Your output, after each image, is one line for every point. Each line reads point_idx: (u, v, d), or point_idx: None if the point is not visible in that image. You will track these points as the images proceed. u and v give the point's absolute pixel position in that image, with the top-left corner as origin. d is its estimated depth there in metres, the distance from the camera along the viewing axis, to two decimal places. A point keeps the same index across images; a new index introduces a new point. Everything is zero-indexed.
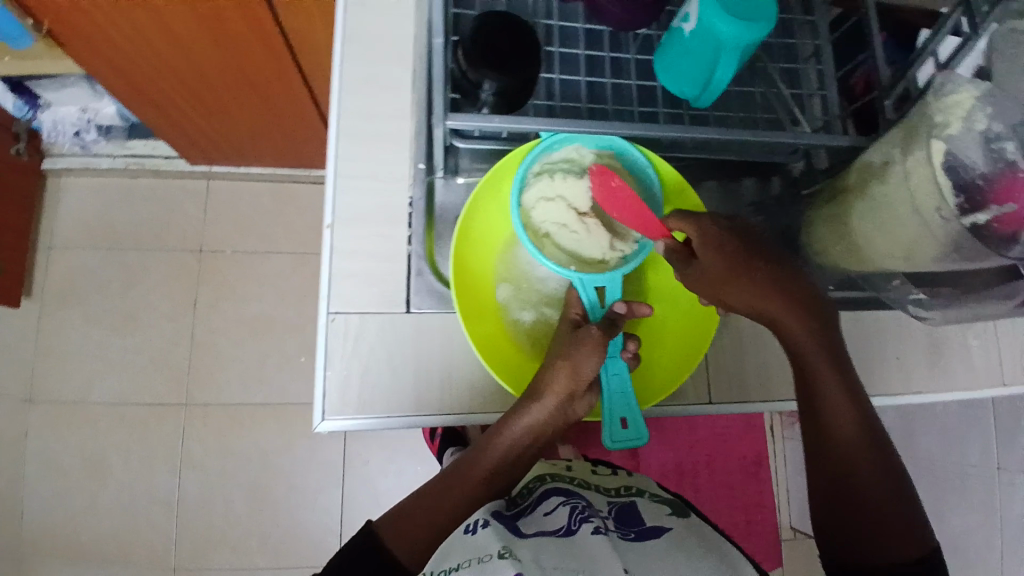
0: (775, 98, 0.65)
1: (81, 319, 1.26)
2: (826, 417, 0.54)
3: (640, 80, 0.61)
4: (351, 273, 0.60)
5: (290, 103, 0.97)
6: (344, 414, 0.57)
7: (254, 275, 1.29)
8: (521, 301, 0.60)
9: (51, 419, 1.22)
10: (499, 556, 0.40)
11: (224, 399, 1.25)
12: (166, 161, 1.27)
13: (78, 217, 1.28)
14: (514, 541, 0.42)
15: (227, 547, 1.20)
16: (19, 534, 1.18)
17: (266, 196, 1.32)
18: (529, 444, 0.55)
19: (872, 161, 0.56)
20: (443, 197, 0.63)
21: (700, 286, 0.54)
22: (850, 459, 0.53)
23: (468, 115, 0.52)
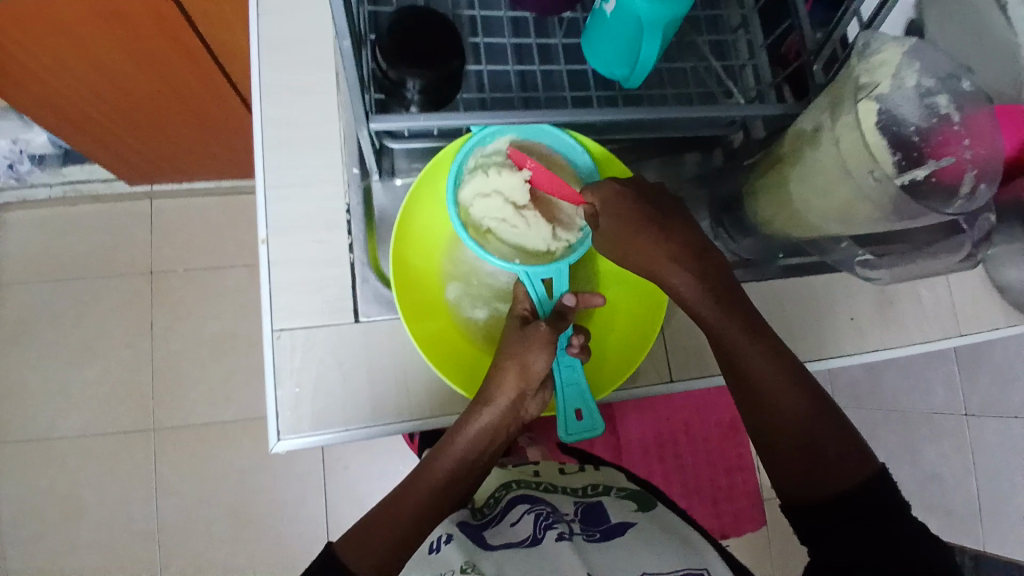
0: (706, 72, 0.65)
1: (36, 356, 1.22)
2: (758, 384, 0.51)
3: (569, 65, 0.60)
4: (293, 287, 0.58)
5: (224, 115, 0.95)
6: (299, 432, 0.56)
7: (211, 292, 1.26)
8: (472, 299, 0.59)
9: (15, 462, 1.18)
10: (461, 571, 0.40)
11: (194, 421, 1.22)
12: (105, 184, 1.21)
13: (21, 251, 1.24)
14: (478, 556, 0.43)
15: (213, 570, 1.18)
16: None
17: (214, 210, 1.29)
18: (488, 445, 0.54)
19: (806, 127, 0.56)
20: (381, 199, 0.62)
21: (602, 246, 0.54)
22: (788, 419, 0.51)
23: (393, 115, 0.51)
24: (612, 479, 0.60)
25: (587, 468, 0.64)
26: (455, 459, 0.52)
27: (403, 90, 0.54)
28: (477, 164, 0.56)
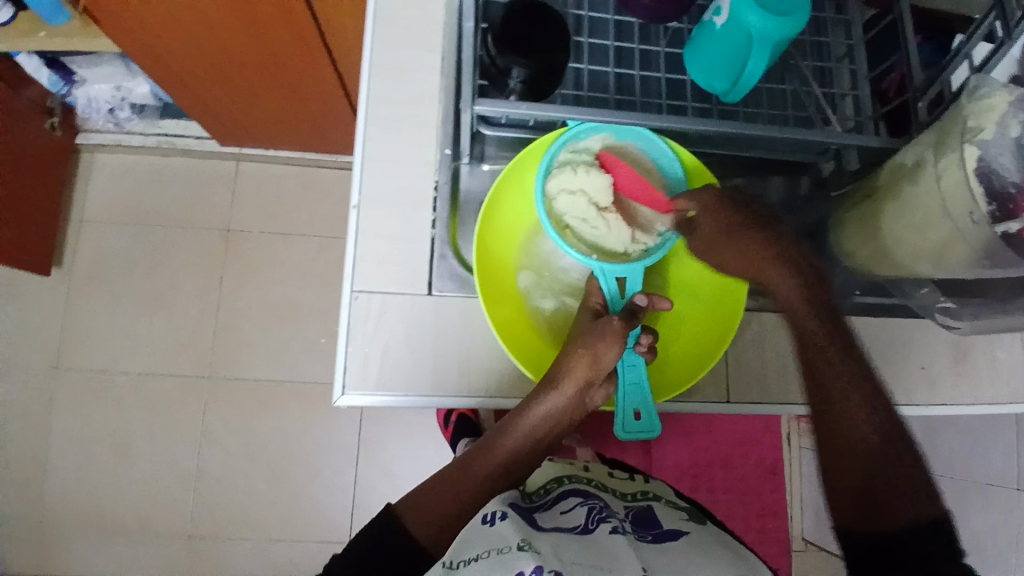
0: (806, 96, 0.65)
1: (109, 294, 1.29)
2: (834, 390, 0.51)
3: (669, 73, 0.61)
4: (375, 254, 0.61)
5: (319, 89, 0.99)
6: (363, 390, 0.58)
7: (279, 256, 1.31)
8: (542, 289, 0.61)
9: (77, 388, 1.25)
10: (519, 548, 0.41)
11: (247, 375, 1.27)
12: (197, 141, 1.28)
13: (111, 193, 1.31)
14: (532, 536, 0.43)
15: (244, 519, 1.23)
16: (44, 497, 1.21)
17: (292, 179, 1.34)
18: (547, 431, 0.56)
19: (904, 162, 0.56)
20: (467, 182, 0.64)
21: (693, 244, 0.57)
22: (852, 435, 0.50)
23: (496, 100, 0.53)
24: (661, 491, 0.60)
25: (635, 477, 0.63)
26: (519, 439, 0.56)
27: (507, 77, 0.56)
28: (567, 160, 0.57)
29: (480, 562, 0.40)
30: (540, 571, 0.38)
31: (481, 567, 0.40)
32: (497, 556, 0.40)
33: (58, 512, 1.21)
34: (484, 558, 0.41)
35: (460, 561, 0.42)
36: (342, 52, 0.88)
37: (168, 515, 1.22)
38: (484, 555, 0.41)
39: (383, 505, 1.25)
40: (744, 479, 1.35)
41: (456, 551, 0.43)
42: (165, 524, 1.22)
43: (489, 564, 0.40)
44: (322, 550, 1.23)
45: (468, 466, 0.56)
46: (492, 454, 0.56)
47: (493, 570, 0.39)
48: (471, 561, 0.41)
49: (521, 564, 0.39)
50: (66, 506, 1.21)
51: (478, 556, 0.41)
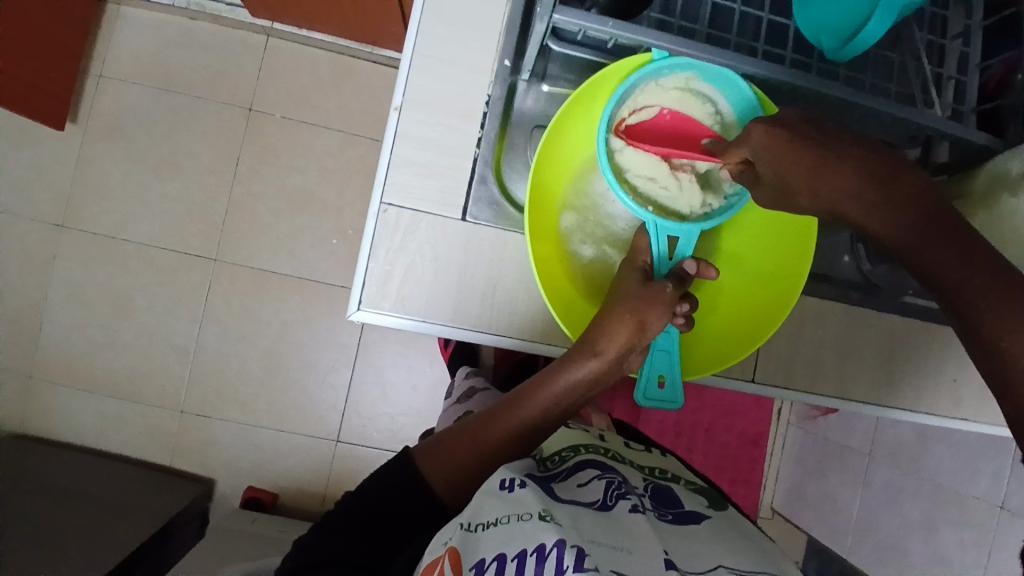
0: (913, 71, 0.58)
1: (122, 155, 1.24)
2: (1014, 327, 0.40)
3: (772, 15, 0.54)
4: (413, 163, 0.56)
5: None
6: (379, 308, 0.55)
7: (301, 144, 1.25)
8: (584, 235, 0.56)
9: (82, 247, 1.22)
10: (540, 517, 0.40)
11: (253, 263, 1.24)
12: (228, 8, 1.19)
13: (133, 47, 1.24)
14: (553, 506, 0.42)
15: (235, 404, 1.23)
16: (41, 349, 1.21)
17: (324, 64, 1.26)
18: (579, 394, 0.54)
19: (1007, 169, 0.50)
20: (523, 102, 0.58)
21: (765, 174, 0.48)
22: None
23: (579, 12, 0.47)
24: (677, 470, 0.62)
25: (651, 451, 0.66)
26: (548, 398, 0.53)
27: None
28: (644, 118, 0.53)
29: (498, 528, 0.40)
30: (562, 544, 0.37)
31: (500, 533, 0.39)
32: (514, 523, 0.40)
33: (54, 366, 1.21)
34: (503, 523, 0.40)
35: (479, 524, 0.41)
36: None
37: (160, 386, 1.22)
38: (503, 520, 0.40)
39: (373, 412, 1.25)
40: (729, 446, 1.35)
41: (473, 514, 0.43)
42: (157, 395, 1.22)
43: (508, 531, 0.39)
44: (307, 444, 1.24)
45: (487, 420, 0.54)
46: (516, 413, 0.53)
47: (511, 539, 0.38)
48: (489, 525, 0.41)
49: (542, 536, 0.38)
50: (62, 362, 1.21)
51: (496, 521, 0.41)
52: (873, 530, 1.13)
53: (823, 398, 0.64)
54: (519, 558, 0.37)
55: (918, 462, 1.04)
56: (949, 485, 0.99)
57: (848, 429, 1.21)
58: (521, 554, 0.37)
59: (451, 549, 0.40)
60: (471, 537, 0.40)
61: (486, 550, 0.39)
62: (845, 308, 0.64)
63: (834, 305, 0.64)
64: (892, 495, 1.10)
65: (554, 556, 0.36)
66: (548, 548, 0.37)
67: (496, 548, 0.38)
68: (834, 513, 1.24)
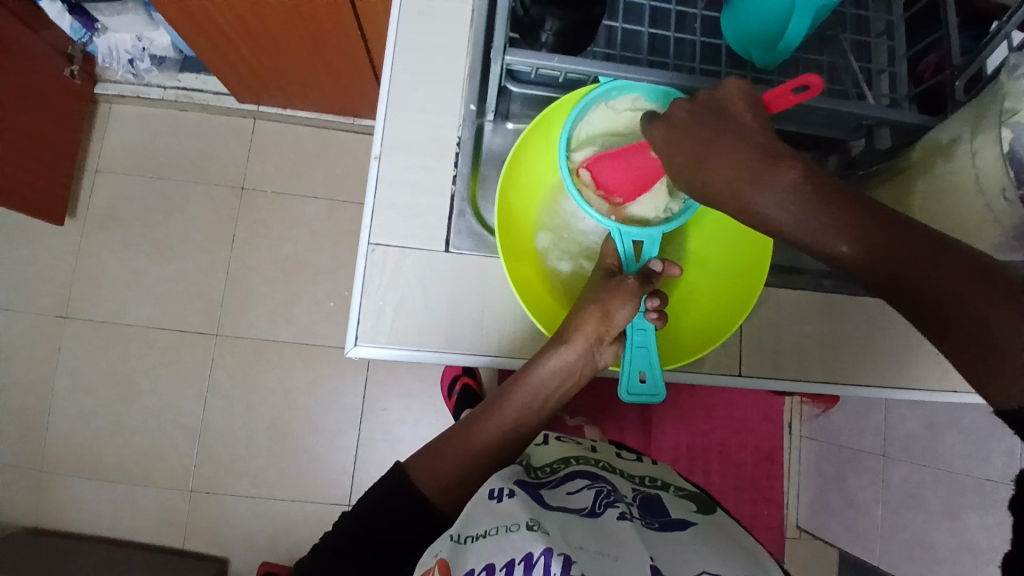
0: (844, 70, 0.64)
1: (121, 244, 1.29)
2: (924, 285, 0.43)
3: (705, 38, 0.59)
4: (394, 203, 0.60)
5: (343, 49, 0.98)
6: (375, 342, 0.58)
7: (292, 215, 1.31)
8: (560, 251, 0.60)
9: (86, 336, 1.26)
10: (528, 527, 0.41)
11: (254, 333, 1.28)
12: (215, 97, 1.27)
13: (126, 143, 1.31)
14: (541, 515, 0.44)
15: (245, 475, 1.24)
16: (50, 441, 1.23)
17: (309, 139, 1.33)
18: (557, 388, 0.57)
19: (940, 139, 0.54)
20: (491, 139, 0.63)
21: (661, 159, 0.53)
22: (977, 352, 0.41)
23: (528, 51, 0.52)
24: (667, 477, 0.64)
25: (644, 461, 0.68)
26: (528, 394, 0.57)
27: (539, 30, 0.55)
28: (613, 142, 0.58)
29: (488, 539, 0.42)
30: (550, 552, 0.38)
31: (488, 544, 0.41)
32: (504, 533, 0.42)
33: (63, 456, 1.22)
34: (492, 534, 0.42)
35: (468, 536, 0.44)
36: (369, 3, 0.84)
37: (170, 465, 1.23)
38: (492, 532, 0.43)
39: (383, 469, 1.25)
40: (742, 465, 1.35)
41: (463, 525, 0.45)
42: (168, 474, 1.23)
43: (497, 541, 0.41)
44: (320, 508, 1.24)
45: (476, 423, 0.57)
46: (502, 411, 0.57)
47: (499, 549, 0.41)
48: (478, 537, 0.43)
49: (529, 545, 0.39)
50: (71, 452, 1.23)
51: (485, 533, 0.43)
52: (899, 532, 1.12)
53: (806, 385, 0.66)
54: (508, 566, 0.39)
55: (929, 452, 1.05)
56: (962, 471, 0.99)
57: (860, 429, 1.22)
58: (510, 562, 0.39)
59: (441, 560, 0.42)
60: (461, 548, 0.43)
61: (475, 561, 0.41)
62: (816, 296, 0.67)
63: (805, 295, 0.67)
64: (911, 494, 1.09)
65: (541, 563, 0.38)
66: (536, 556, 0.38)
67: (485, 558, 0.41)
68: (858, 520, 1.23)
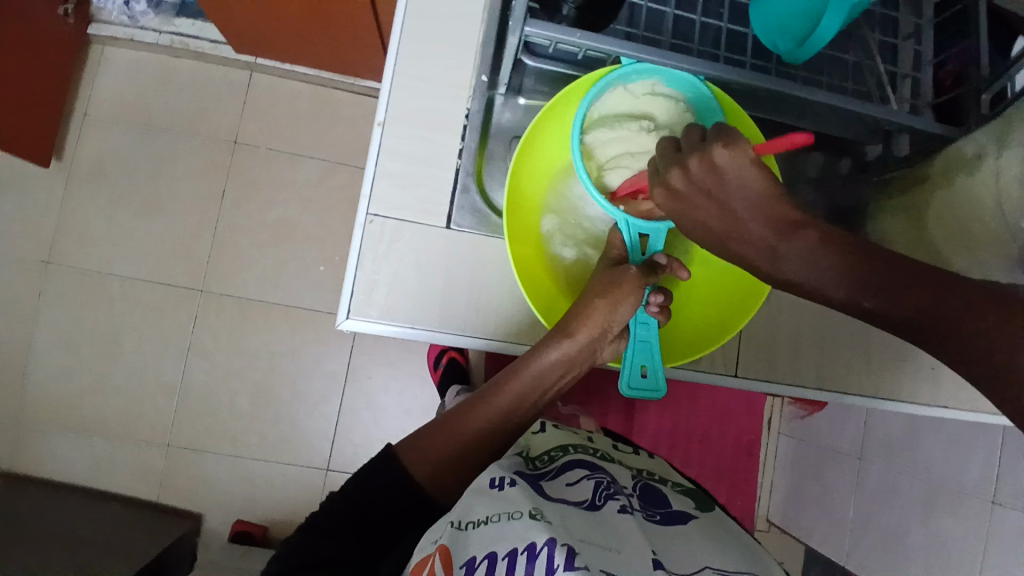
0: (869, 71, 0.61)
1: (107, 192, 1.25)
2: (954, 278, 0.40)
3: (731, 24, 0.57)
4: (396, 175, 0.58)
5: (349, 7, 0.94)
6: (368, 317, 0.56)
7: (285, 175, 1.28)
8: (564, 236, 0.58)
9: (67, 285, 1.23)
10: (531, 516, 0.41)
11: (241, 293, 1.25)
12: (212, 45, 1.22)
13: (117, 87, 1.26)
14: (542, 504, 0.43)
15: (224, 436, 1.22)
16: (25, 390, 1.20)
17: (307, 97, 1.29)
18: (556, 379, 0.56)
19: (963, 151, 0.53)
20: (500, 115, 0.60)
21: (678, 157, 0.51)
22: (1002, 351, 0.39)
23: (548, 23, 0.49)
24: (666, 472, 0.63)
25: (640, 453, 0.67)
26: (524, 384, 0.55)
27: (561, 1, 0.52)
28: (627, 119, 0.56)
29: (489, 526, 0.41)
30: (553, 543, 0.38)
31: (490, 532, 0.41)
32: (506, 521, 0.41)
33: (38, 406, 1.20)
34: (493, 521, 0.41)
35: (469, 521, 0.43)
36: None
37: (148, 421, 1.22)
38: (493, 518, 0.42)
39: (365, 439, 1.25)
40: (723, 458, 1.36)
41: (463, 511, 0.44)
42: (145, 431, 1.21)
43: (498, 529, 0.41)
44: (299, 474, 1.23)
45: (468, 411, 0.55)
46: (495, 401, 0.55)
47: (501, 537, 0.40)
48: (479, 522, 0.42)
49: (532, 535, 0.39)
50: (47, 402, 1.20)
51: (487, 519, 0.42)
52: (870, 533, 1.13)
53: (802, 389, 0.65)
54: (509, 556, 0.39)
55: (909, 459, 1.06)
56: (940, 480, 1.00)
57: (841, 431, 1.23)
58: (513, 552, 0.39)
59: (441, 547, 0.41)
60: (460, 534, 0.42)
61: (477, 548, 0.40)
62: (818, 301, 0.66)
63: (807, 299, 0.66)
64: (886, 498, 1.10)
65: (544, 554, 0.38)
66: (539, 547, 0.38)
67: (486, 546, 0.40)
68: (831, 519, 1.24)
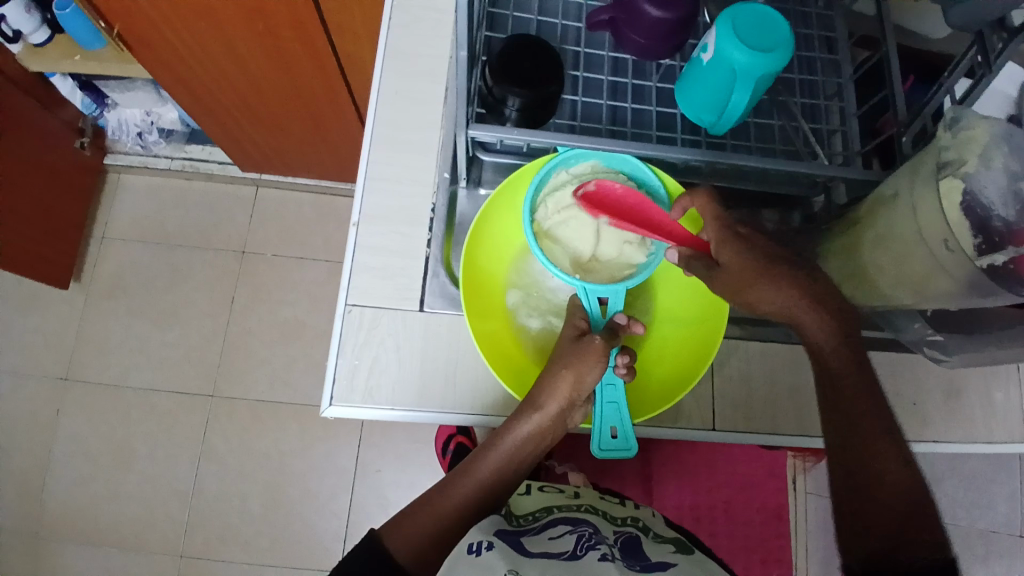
0: (794, 132, 0.66)
1: (122, 310, 1.32)
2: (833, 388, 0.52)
3: (660, 107, 0.63)
4: (371, 268, 0.63)
5: (336, 120, 1.05)
6: (351, 402, 0.59)
7: (289, 279, 1.35)
8: (529, 308, 0.62)
9: (84, 401, 1.28)
10: None
11: (250, 395, 1.29)
12: (221, 167, 1.34)
13: (133, 212, 1.37)
14: (519, 563, 0.47)
15: (236, 541, 1.22)
16: (43, 509, 1.22)
17: (309, 206, 1.39)
18: (531, 449, 0.58)
19: (884, 192, 0.56)
20: (464, 207, 0.66)
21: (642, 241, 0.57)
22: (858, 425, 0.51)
23: (491, 126, 0.55)
24: (650, 521, 0.65)
25: (627, 504, 0.69)
26: (501, 456, 0.57)
27: (503, 106, 0.58)
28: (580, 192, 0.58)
29: None
30: None
31: None
32: None
33: (54, 524, 1.22)
34: None
35: None
36: (354, 70, 0.90)
37: (161, 532, 1.22)
38: None
39: None
40: (747, 526, 1.31)
41: None
42: (158, 541, 1.22)
43: None
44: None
45: (447, 486, 0.57)
46: (474, 473, 0.57)
47: None
48: None
49: None
50: (63, 520, 1.22)
51: None
52: None
53: (787, 437, 0.67)
54: None
55: None
56: None
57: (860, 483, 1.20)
58: None
59: None
60: None
61: None
62: (787, 349, 0.69)
63: (774, 347, 0.69)
64: None
65: None
66: None
67: None
68: None
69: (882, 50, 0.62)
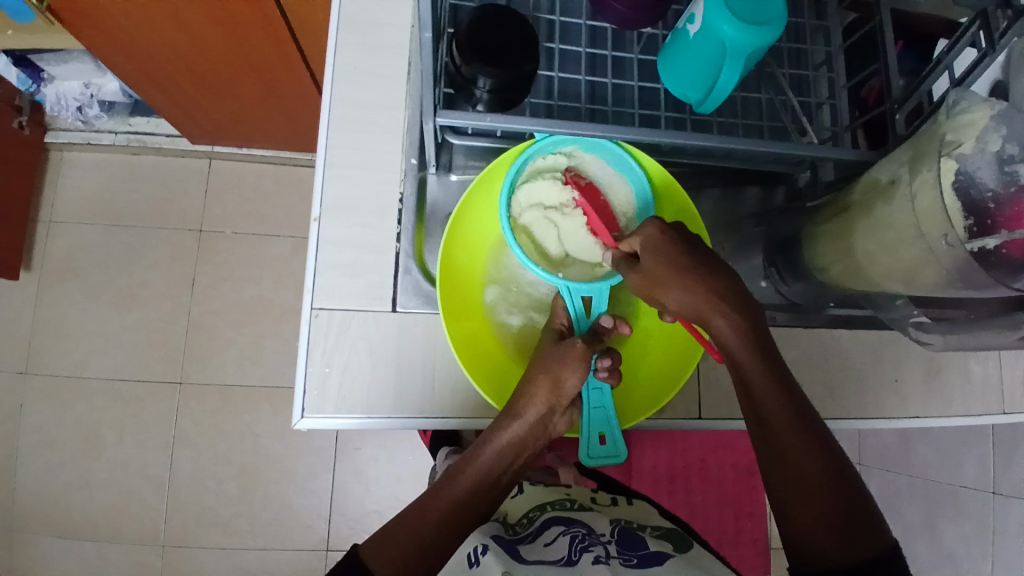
0: (782, 106, 0.62)
1: (78, 296, 1.25)
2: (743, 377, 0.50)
3: (642, 82, 0.59)
4: (336, 265, 0.59)
5: (292, 88, 0.98)
6: (323, 412, 0.56)
7: (254, 256, 1.29)
8: (508, 304, 0.60)
9: (45, 393, 1.22)
10: None
11: (219, 379, 1.24)
12: (169, 140, 1.26)
13: (80, 190, 1.28)
14: (513, 566, 0.47)
15: (217, 527, 1.20)
16: (12, 506, 1.18)
17: (269, 177, 1.31)
18: (511, 460, 0.55)
19: (880, 178, 0.53)
20: (434, 193, 0.63)
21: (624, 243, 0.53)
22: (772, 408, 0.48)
23: (461, 112, 0.49)
24: (644, 516, 0.64)
25: (620, 501, 0.67)
26: (485, 464, 0.54)
27: (474, 87, 0.53)
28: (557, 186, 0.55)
29: None
30: None
31: None
32: None
33: (25, 520, 1.18)
34: None
35: None
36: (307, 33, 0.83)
37: (138, 522, 1.19)
38: None
39: (360, 511, 1.23)
40: None
41: None
42: (136, 531, 1.19)
43: None
44: (297, 557, 1.20)
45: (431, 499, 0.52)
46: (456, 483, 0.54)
47: None
48: None
49: None
50: (35, 515, 1.18)
51: None
52: None
53: None
54: None
55: None
56: None
57: None
58: None
59: None
60: None
61: None
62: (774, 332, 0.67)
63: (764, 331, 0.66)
64: None
65: None
66: None
67: None
68: None
69: (873, 17, 0.58)
